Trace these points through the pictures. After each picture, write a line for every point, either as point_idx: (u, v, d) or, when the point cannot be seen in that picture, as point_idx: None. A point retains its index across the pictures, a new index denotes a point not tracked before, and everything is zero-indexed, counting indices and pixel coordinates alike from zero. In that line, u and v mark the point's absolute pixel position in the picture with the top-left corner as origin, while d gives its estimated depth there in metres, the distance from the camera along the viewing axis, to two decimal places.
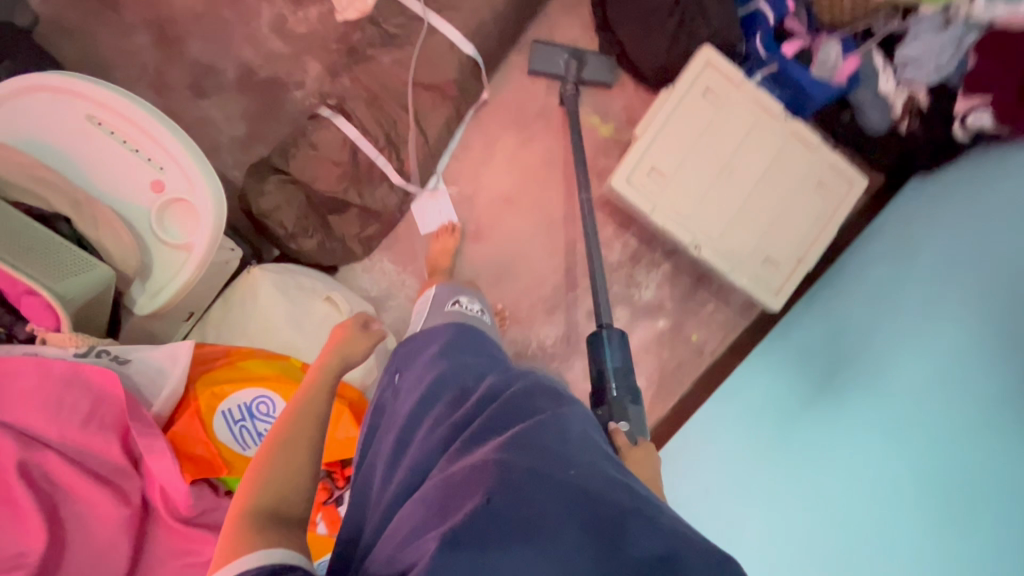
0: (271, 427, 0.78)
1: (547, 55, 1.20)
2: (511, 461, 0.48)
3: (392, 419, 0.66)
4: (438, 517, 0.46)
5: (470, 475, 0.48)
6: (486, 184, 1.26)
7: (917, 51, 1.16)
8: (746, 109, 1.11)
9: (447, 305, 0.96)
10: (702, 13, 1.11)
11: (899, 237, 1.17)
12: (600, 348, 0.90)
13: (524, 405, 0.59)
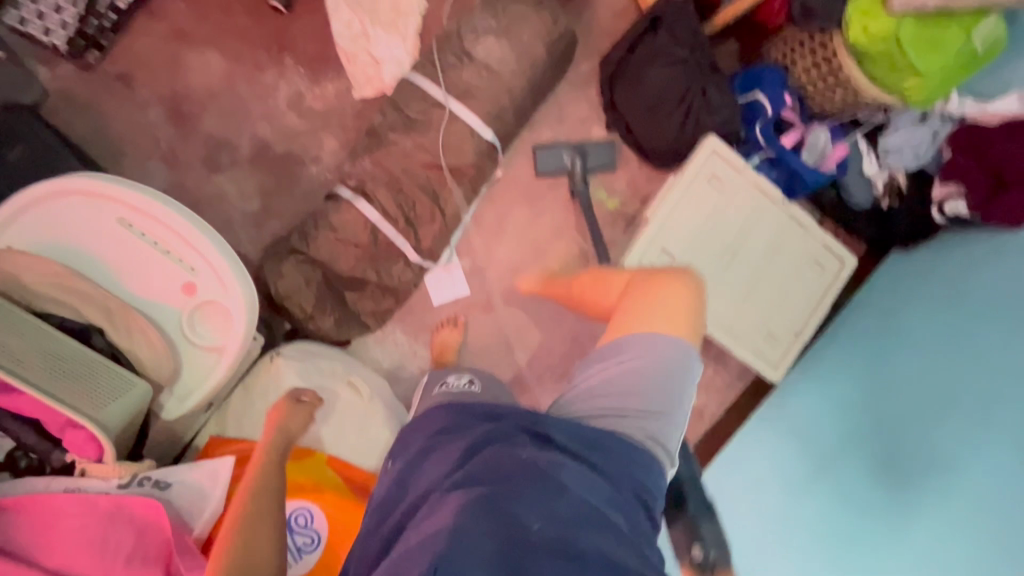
0: (307, 539, 0.84)
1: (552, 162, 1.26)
2: (467, 534, 0.49)
3: (385, 479, 0.66)
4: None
5: (424, 549, 0.49)
6: (496, 256, 1.29)
7: (899, 141, 1.25)
8: (746, 194, 1.18)
9: (433, 391, 0.92)
10: (706, 104, 1.17)
11: (889, 299, 1.25)
12: None
13: (497, 459, 0.58)
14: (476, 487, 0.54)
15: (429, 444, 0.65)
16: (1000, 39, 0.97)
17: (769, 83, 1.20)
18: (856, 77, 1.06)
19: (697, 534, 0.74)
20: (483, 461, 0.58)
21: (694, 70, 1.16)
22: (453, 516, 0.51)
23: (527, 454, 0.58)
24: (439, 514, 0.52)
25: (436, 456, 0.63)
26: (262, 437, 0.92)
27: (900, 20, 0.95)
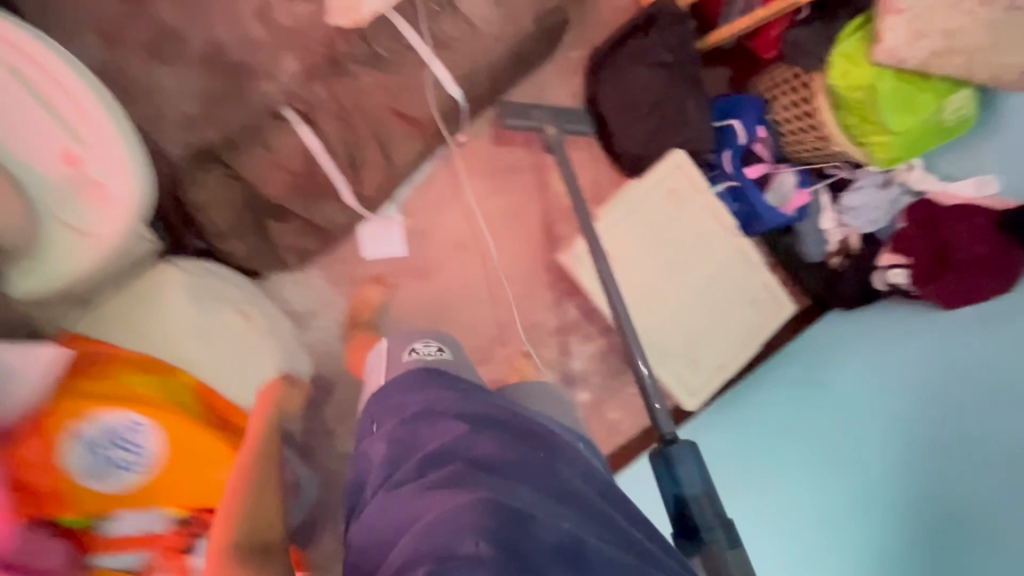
0: (130, 459, 0.72)
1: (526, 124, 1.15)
2: (496, 511, 0.50)
3: (377, 441, 0.66)
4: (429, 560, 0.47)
5: (454, 522, 0.49)
6: (441, 222, 1.23)
7: (858, 202, 1.26)
8: (700, 217, 1.16)
9: (401, 358, 0.90)
10: (681, 116, 1.15)
11: (819, 345, 1.26)
12: (672, 466, 0.78)
13: (510, 452, 0.59)
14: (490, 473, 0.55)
15: (411, 418, 0.66)
16: (971, 117, 0.97)
17: (746, 112, 1.19)
18: (829, 121, 1.05)
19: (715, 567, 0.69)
20: (484, 449, 0.59)
21: (677, 79, 1.14)
22: (487, 493, 0.52)
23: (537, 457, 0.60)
24: (462, 492, 0.52)
25: (439, 431, 0.62)
26: (125, 346, 0.83)
27: (881, 72, 0.95)
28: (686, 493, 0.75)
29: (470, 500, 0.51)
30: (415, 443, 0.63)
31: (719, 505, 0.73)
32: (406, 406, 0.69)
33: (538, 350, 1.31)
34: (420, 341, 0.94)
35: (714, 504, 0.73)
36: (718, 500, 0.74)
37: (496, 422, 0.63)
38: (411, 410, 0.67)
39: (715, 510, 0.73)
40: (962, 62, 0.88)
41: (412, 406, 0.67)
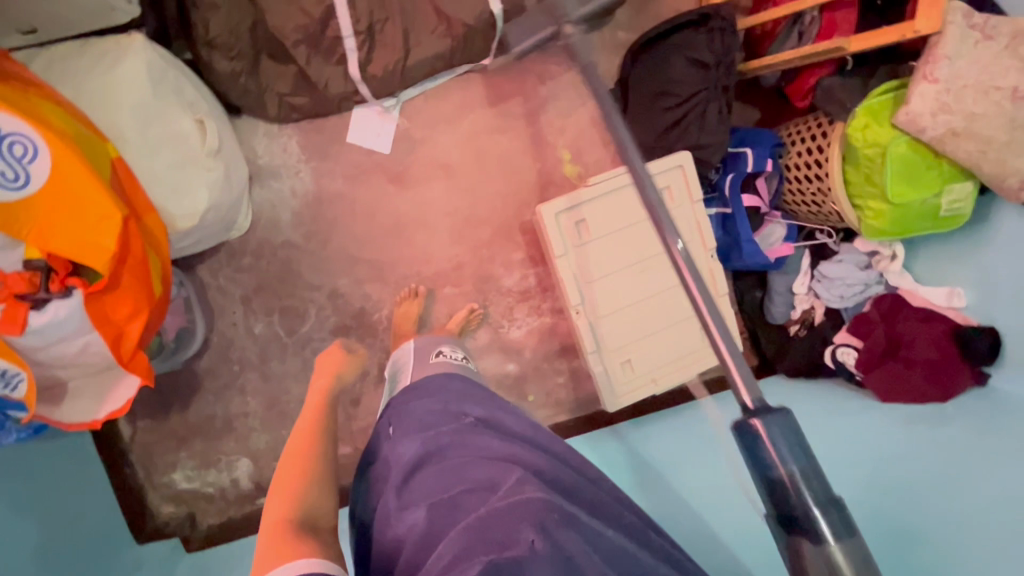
0: (7, 174, 0.70)
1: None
2: (553, 509, 0.52)
3: (405, 438, 0.66)
4: (480, 548, 0.47)
5: (514, 514, 0.50)
6: (435, 140, 1.20)
7: (836, 274, 1.24)
8: (682, 225, 1.15)
9: (428, 358, 0.89)
10: (700, 121, 1.14)
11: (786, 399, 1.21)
12: (761, 445, 0.62)
13: (546, 468, 0.61)
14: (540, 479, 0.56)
15: (433, 417, 0.68)
16: (964, 213, 0.98)
17: (761, 144, 1.18)
18: (836, 175, 1.06)
19: (797, 558, 0.58)
20: (517, 455, 0.62)
21: (710, 83, 1.12)
22: (540, 495, 0.53)
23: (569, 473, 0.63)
24: (515, 490, 0.54)
25: (473, 440, 0.63)
26: (83, 104, 0.82)
27: (897, 137, 0.96)
28: (783, 473, 0.60)
29: (524, 497, 0.52)
30: (446, 444, 0.63)
31: (829, 483, 0.59)
32: (427, 410, 0.70)
33: (482, 304, 1.25)
34: (446, 345, 0.95)
35: (821, 483, 0.59)
36: (825, 476, 0.60)
37: (519, 440, 0.65)
38: (431, 411, 0.69)
39: (823, 487, 0.59)
40: (975, 148, 0.90)
41: (434, 409, 0.69)
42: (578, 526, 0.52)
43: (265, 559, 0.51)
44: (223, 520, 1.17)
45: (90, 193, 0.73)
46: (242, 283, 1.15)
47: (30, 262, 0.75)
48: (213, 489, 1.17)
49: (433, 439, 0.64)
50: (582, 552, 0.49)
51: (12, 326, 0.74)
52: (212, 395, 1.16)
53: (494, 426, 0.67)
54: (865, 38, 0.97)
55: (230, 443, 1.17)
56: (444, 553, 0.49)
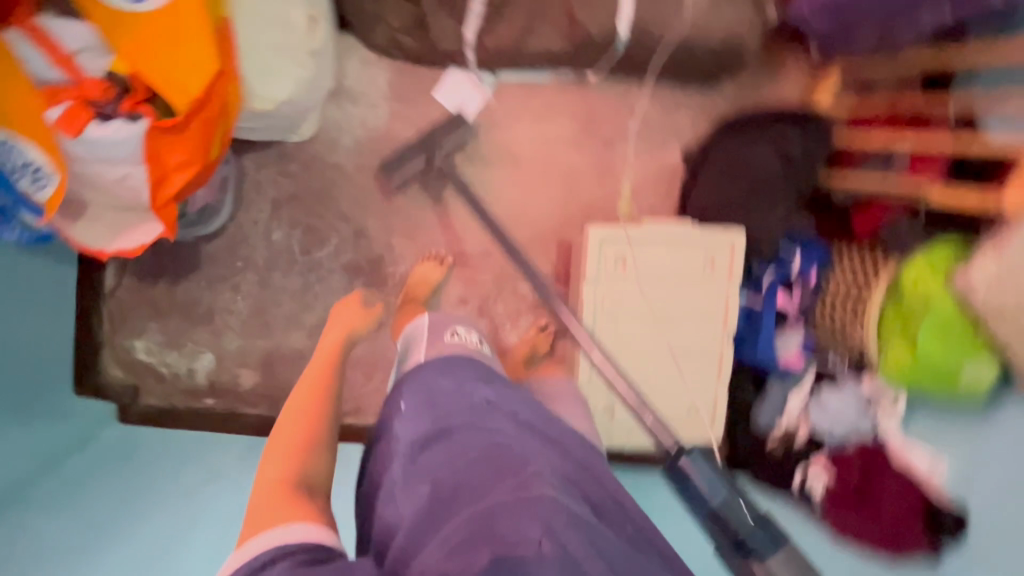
0: None
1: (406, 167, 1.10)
2: (564, 508, 0.50)
3: (415, 416, 0.67)
4: (483, 541, 0.47)
5: (523, 511, 0.49)
6: (512, 129, 1.21)
7: (835, 403, 1.20)
8: (713, 300, 1.13)
9: (443, 336, 0.88)
10: (765, 209, 1.15)
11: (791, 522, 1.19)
12: (686, 482, 0.72)
13: (558, 460, 0.61)
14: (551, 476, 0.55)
15: (444, 396, 0.69)
16: (983, 391, 0.98)
17: (811, 256, 1.21)
18: (872, 309, 1.08)
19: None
20: (525, 447, 0.60)
21: (787, 179, 1.14)
22: (552, 494, 0.51)
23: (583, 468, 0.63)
24: (527, 484, 0.52)
25: (482, 428, 0.62)
26: None
27: (947, 292, 0.97)
28: (712, 503, 0.69)
29: (535, 495, 0.50)
30: (454, 431, 0.62)
31: (748, 502, 0.67)
32: (436, 389, 0.70)
33: (491, 298, 1.26)
34: (463, 328, 0.92)
35: (745, 503, 0.68)
36: (746, 495, 0.69)
37: (527, 431, 0.64)
38: (439, 389, 0.70)
39: (749, 507, 0.67)
40: None
41: (446, 387, 0.70)
42: (592, 533, 0.50)
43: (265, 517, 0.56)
44: (163, 404, 1.14)
45: (188, 30, 0.76)
46: (277, 187, 1.13)
47: (113, 74, 0.79)
48: (167, 371, 1.14)
49: (440, 424, 0.64)
50: (582, 553, 0.47)
51: (68, 128, 0.76)
52: (205, 281, 1.14)
53: (508, 417, 0.65)
54: (948, 193, 1.00)
55: (202, 333, 1.15)
56: (447, 539, 0.48)
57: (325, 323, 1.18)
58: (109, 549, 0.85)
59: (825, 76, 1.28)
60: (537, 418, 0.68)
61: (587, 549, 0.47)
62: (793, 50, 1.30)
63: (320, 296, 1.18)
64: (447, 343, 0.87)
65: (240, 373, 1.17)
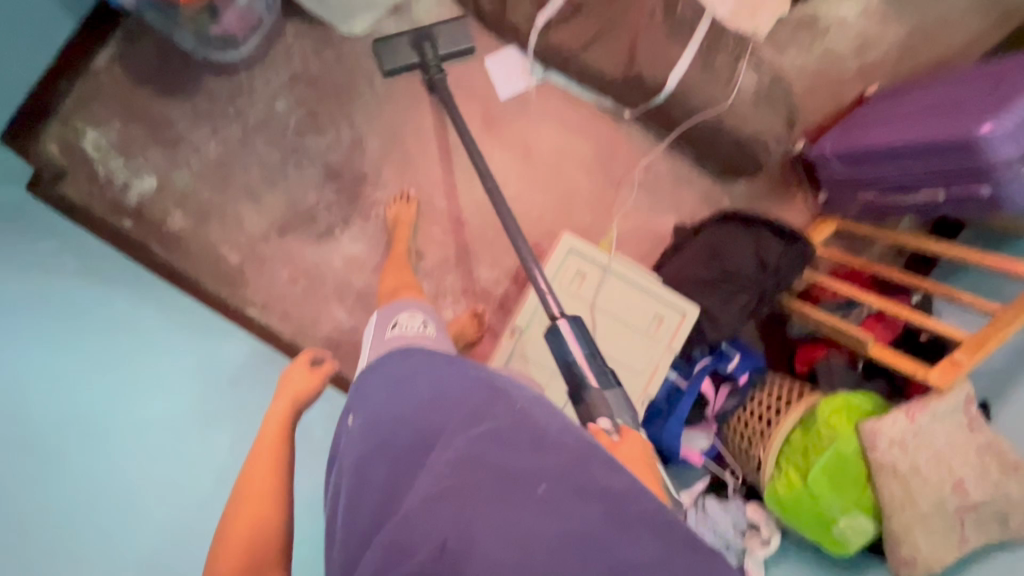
0: None
1: (404, 53, 1.10)
2: (474, 496, 0.45)
3: (356, 428, 0.62)
4: (400, 562, 0.42)
5: (423, 510, 0.44)
6: (539, 126, 1.25)
7: (715, 515, 1.16)
8: (644, 357, 1.13)
9: (386, 332, 0.83)
10: (725, 299, 1.17)
11: None
12: (558, 344, 0.80)
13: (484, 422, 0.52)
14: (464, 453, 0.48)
15: (382, 396, 0.63)
16: (850, 544, 1.00)
17: (749, 359, 1.17)
18: (782, 428, 1.05)
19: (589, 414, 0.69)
20: (444, 421, 0.53)
21: (754, 283, 1.17)
22: (459, 477, 0.46)
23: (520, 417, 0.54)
24: (433, 474, 0.47)
25: (409, 414, 0.56)
26: None
27: (851, 438, 0.98)
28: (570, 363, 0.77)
29: (440, 484, 0.46)
30: (380, 430, 0.57)
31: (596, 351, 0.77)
32: (377, 396, 0.64)
33: (444, 264, 1.25)
34: (406, 316, 0.85)
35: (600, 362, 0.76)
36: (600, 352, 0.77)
37: (450, 398, 0.56)
38: (378, 392, 0.64)
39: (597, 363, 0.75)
40: (898, 495, 0.93)
41: (383, 387, 0.64)
42: (507, 520, 0.43)
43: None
44: (76, 201, 1.08)
45: None
46: (304, 64, 1.14)
47: None
48: (102, 174, 1.09)
49: (370, 427, 0.59)
50: (496, 548, 0.42)
51: None
52: (189, 111, 1.11)
53: (433, 389, 0.59)
54: (886, 352, 1.05)
55: (158, 156, 1.11)
56: (369, 564, 0.44)
57: (281, 208, 1.16)
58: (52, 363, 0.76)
59: (825, 222, 1.36)
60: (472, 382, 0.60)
61: (512, 542, 0.42)
62: (808, 187, 1.38)
63: (288, 180, 1.16)
64: (388, 338, 0.82)
65: (172, 214, 1.12)
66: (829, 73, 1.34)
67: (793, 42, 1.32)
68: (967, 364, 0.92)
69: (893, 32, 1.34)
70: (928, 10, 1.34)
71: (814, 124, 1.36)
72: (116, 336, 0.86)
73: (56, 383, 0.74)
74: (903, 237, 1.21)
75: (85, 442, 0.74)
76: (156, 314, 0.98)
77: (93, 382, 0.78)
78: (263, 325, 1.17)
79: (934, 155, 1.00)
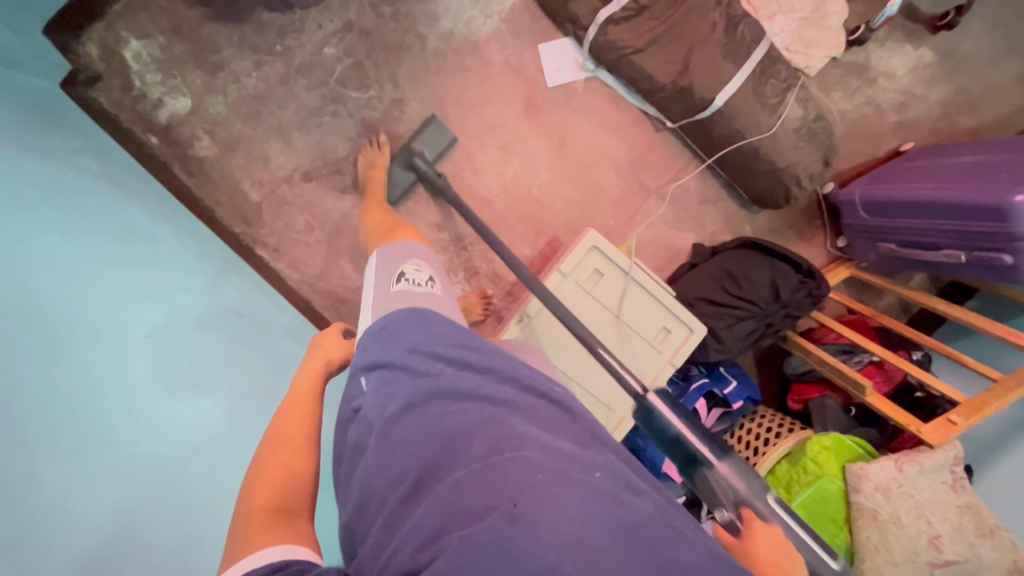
0: None
1: (403, 181, 1.14)
2: (539, 466, 0.50)
3: (376, 393, 0.63)
4: (463, 525, 0.45)
5: (490, 477, 0.48)
6: (581, 121, 1.24)
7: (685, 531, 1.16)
8: (645, 367, 1.12)
9: (391, 283, 0.80)
10: (732, 322, 1.17)
11: None
12: (652, 416, 0.77)
13: (533, 417, 0.59)
14: (523, 433, 0.54)
15: (398, 361, 0.65)
16: None
17: (745, 387, 1.17)
18: (768, 458, 1.06)
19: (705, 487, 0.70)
20: (494, 407, 0.58)
21: (765, 313, 1.17)
22: (524, 453, 0.51)
23: (557, 415, 0.62)
24: (497, 446, 0.52)
25: (453, 390, 0.60)
26: None
27: (836, 479, 0.99)
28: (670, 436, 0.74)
29: (506, 454, 0.51)
30: (414, 400, 0.59)
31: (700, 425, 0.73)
32: (393, 354, 0.66)
33: (461, 241, 1.24)
34: (409, 266, 0.82)
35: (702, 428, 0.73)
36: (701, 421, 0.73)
37: (494, 387, 0.62)
38: (392, 356, 0.66)
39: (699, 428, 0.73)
40: (874, 540, 0.94)
41: (398, 352, 0.66)
42: (569, 489, 0.48)
43: (236, 549, 0.50)
44: (106, 107, 1.06)
45: None
46: (360, 14, 1.13)
47: None
48: (138, 87, 1.07)
49: (392, 392, 0.62)
50: (557, 515, 0.45)
51: None
52: (235, 40, 1.09)
53: (473, 368, 0.64)
54: (882, 401, 1.06)
55: (198, 79, 1.09)
56: (420, 528, 0.46)
57: (310, 154, 1.15)
58: (71, 254, 0.71)
59: (839, 267, 1.37)
60: (510, 371, 0.66)
61: (571, 510, 0.45)
62: (829, 231, 1.39)
63: (323, 128, 1.14)
64: (394, 289, 0.78)
65: (201, 139, 1.11)
66: (868, 122, 1.35)
67: (839, 85, 1.33)
68: (960, 425, 0.93)
69: (937, 93, 1.35)
70: (974, 78, 1.36)
71: (845, 170, 1.37)
72: (124, 247, 0.83)
73: (84, 278, 0.71)
74: (913, 294, 1.23)
75: (101, 326, 0.69)
76: (169, 238, 0.96)
77: (102, 284, 0.73)
78: (271, 268, 1.16)
79: (963, 218, 1.01)
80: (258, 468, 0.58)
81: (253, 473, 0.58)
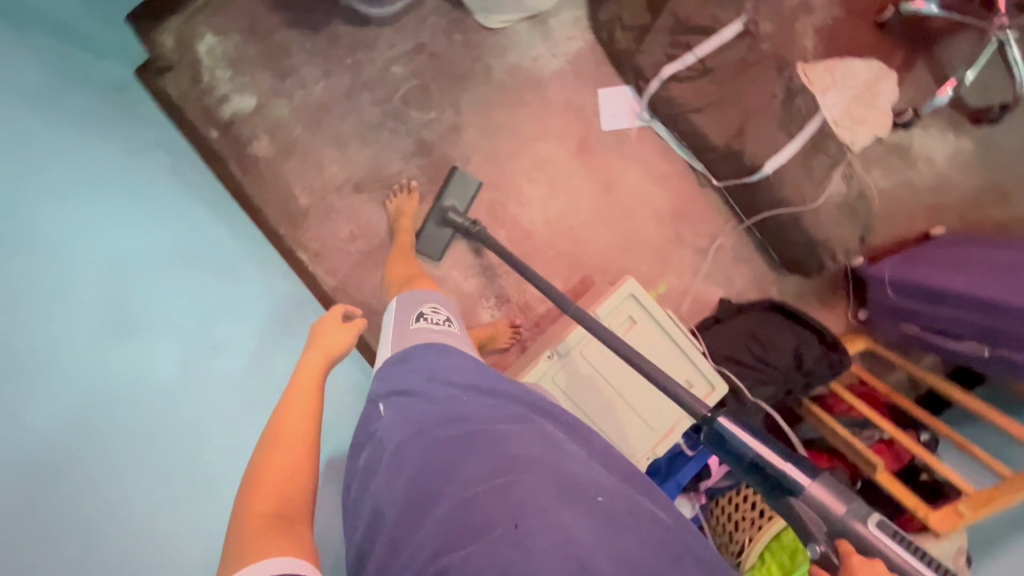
0: None
1: (439, 237, 1.16)
2: (543, 486, 0.51)
3: (391, 411, 0.64)
4: (465, 543, 0.47)
5: (494, 498, 0.50)
6: (629, 166, 1.27)
7: None
8: (664, 418, 1.15)
9: (410, 322, 0.79)
10: (753, 383, 1.20)
11: None
12: (723, 439, 0.76)
13: (541, 436, 0.59)
14: (529, 452, 0.55)
15: (416, 389, 0.65)
16: None
17: None
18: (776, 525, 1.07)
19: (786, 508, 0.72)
20: (499, 424, 0.59)
21: (786, 379, 1.20)
22: (529, 472, 0.52)
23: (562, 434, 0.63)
24: (503, 465, 0.53)
25: (462, 408, 0.61)
26: None
27: None
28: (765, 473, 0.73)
29: (511, 474, 0.52)
30: (426, 422, 0.60)
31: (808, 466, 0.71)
32: (411, 381, 0.66)
33: (498, 268, 1.25)
34: (426, 307, 0.82)
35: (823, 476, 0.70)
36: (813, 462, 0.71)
37: (502, 405, 0.63)
38: (412, 384, 0.66)
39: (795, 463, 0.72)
40: None
41: (413, 381, 0.66)
42: (571, 511, 0.49)
43: (232, 557, 0.48)
44: (172, 97, 1.08)
45: None
46: (432, 39, 1.16)
47: None
48: (206, 80, 1.09)
49: (406, 417, 0.62)
50: (558, 539, 0.46)
51: None
52: (308, 47, 1.11)
53: (484, 392, 0.65)
54: (891, 481, 1.07)
55: (266, 81, 1.11)
56: (425, 546, 0.48)
57: (364, 167, 1.16)
58: (101, 219, 0.69)
59: (858, 338, 1.40)
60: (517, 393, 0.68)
61: (575, 534, 0.47)
62: (852, 301, 1.43)
63: (380, 142, 1.16)
64: (414, 328, 0.77)
65: (260, 139, 1.12)
66: (903, 202, 1.39)
67: (880, 163, 1.37)
68: (967, 518, 0.95)
69: (973, 183, 1.39)
70: (1010, 173, 1.40)
71: (876, 245, 1.40)
72: (154, 210, 0.82)
73: (113, 243, 0.69)
74: (929, 376, 1.26)
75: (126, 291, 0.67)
76: (205, 215, 0.95)
77: (124, 243, 0.71)
78: (309, 272, 1.16)
79: (988, 313, 1.04)
80: (260, 467, 0.56)
81: (252, 473, 0.56)
